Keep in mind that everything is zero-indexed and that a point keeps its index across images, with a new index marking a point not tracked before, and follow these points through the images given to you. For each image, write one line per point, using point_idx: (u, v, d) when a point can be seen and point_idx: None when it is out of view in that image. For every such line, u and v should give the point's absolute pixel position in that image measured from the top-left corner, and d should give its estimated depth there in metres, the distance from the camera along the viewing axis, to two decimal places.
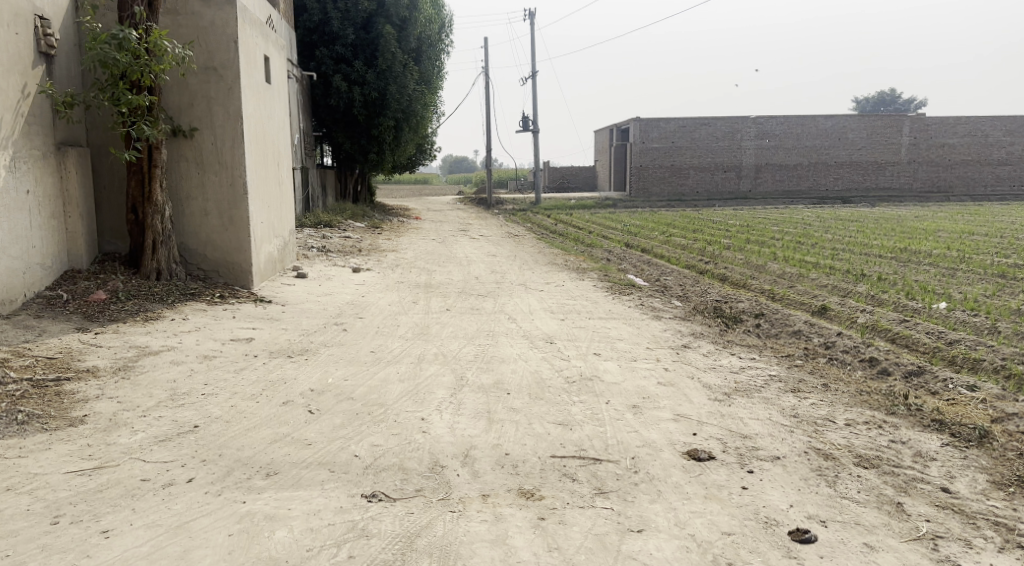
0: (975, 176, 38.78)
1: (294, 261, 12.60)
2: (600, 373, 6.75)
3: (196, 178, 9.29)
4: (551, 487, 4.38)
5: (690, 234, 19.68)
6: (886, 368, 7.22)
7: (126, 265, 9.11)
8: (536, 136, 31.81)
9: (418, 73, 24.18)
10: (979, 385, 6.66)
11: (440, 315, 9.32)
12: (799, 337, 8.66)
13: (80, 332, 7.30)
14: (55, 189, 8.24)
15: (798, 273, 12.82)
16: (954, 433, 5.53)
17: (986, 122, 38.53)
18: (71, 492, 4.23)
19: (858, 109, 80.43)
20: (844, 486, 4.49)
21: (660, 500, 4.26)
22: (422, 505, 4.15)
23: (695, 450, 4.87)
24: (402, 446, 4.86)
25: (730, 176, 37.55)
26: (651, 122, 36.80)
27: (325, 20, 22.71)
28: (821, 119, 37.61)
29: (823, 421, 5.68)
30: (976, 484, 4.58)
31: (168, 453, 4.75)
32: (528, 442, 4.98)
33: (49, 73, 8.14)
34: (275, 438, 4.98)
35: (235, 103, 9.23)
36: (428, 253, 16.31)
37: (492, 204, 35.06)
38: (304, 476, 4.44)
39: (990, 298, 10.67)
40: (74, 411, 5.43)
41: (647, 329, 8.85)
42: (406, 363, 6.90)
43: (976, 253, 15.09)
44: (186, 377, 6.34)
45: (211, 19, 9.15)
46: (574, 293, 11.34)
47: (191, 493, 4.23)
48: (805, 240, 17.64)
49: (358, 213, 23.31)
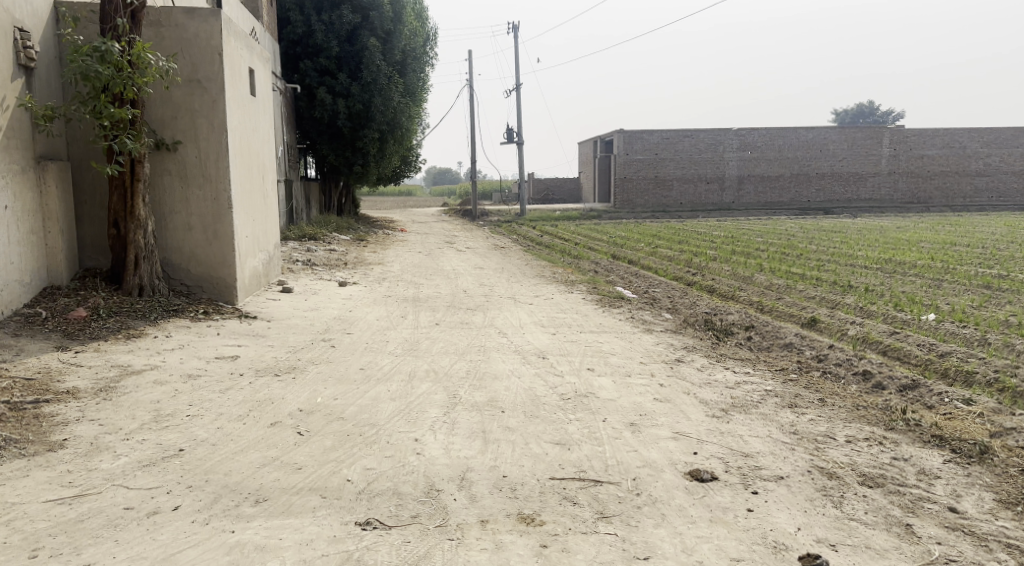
0: (954, 187, 39.19)
1: (280, 275, 12.39)
2: (595, 389, 6.63)
3: (179, 193, 9.10)
4: (552, 512, 4.25)
5: (675, 245, 19.64)
6: (881, 382, 7.14)
7: (108, 281, 8.89)
8: (520, 147, 31.80)
9: (402, 85, 23.98)
10: (975, 398, 6.59)
11: (429, 330, 9.16)
12: (791, 350, 8.60)
13: (60, 351, 7.10)
14: (34, 205, 8.04)
15: (785, 284, 12.80)
16: (954, 449, 5.44)
17: (964, 134, 38.97)
18: (50, 523, 4.04)
19: (837, 121, 81.44)
20: (850, 507, 4.39)
21: (664, 525, 4.14)
22: (419, 533, 4.01)
23: (697, 471, 4.76)
24: (396, 469, 4.71)
25: (713, 188, 37.70)
26: (634, 133, 36.90)
27: (309, 32, 22.62)
28: (803, 131, 37.90)
29: (824, 438, 5.59)
30: (983, 503, 4.50)
31: (153, 479, 4.57)
32: (526, 463, 4.85)
33: (28, 86, 7.96)
34: (264, 462, 4.82)
35: (220, 116, 9.10)
36: (415, 266, 16.16)
37: (476, 215, 34.95)
38: (295, 503, 4.28)
39: (979, 309, 10.67)
40: (54, 435, 5.24)
41: (640, 343, 8.74)
42: (398, 381, 6.75)
43: (960, 264, 15.16)
44: (170, 397, 6.15)
45: (194, 32, 9.02)
46: (564, 306, 11.22)
47: (177, 523, 4.06)
48: (790, 251, 17.66)
49: (343, 226, 23.11)
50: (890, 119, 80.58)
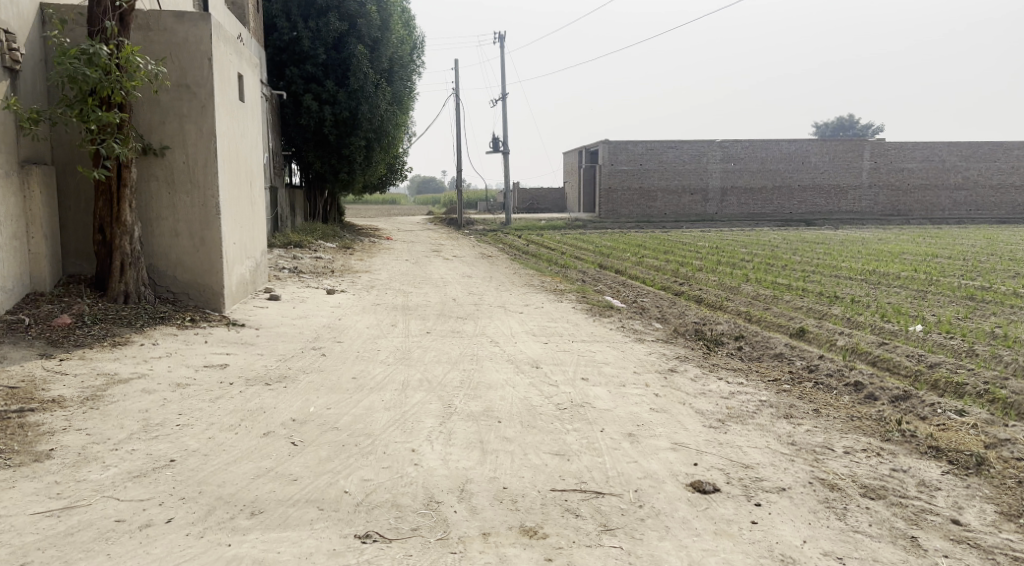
0: (933, 200, 39.66)
1: (267, 283, 12.23)
2: (590, 399, 6.57)
3: (166, 199, 8.98)
4: (554, 524, 4.18)
5: (662, 256, 19.63)
6: (873, 393, 7.14)
7: (93, 288, 8.74)
8: (506, 157, 31.81)
9: (389, 92, 23.92)
10: (968, 410, 6.59)
11: (420, 339, 9.07)
12: (782, 360, 8.59)
13: (44, 359, 6.96)
14: (17, 209, 7.89)
15: (773, 294, 12.85)
16: (951, 460, 5.43)
17: (942, 148, 39.47)
18: (39, 536, 3.93)
19: (818, 134, 82.37)
20: (854, 519, 4.37)
21: (669, 538, 4.10)
22: (420, 546, 3.93)
23: (699, 482, 4.72)
24: (394, 481, 4.62)
25: (697, 199, 37.90)
26: (619, 144, 37.02)
27: (296, 39, 22.51)
28: (785, 143, 38.20)
29: (823, 449, 5.56)
30: (985, 515, 4.49)
31: (144, 490, 4.46)
32: (526, 474, 4.78)
33: (13, 88, 7.83)
34: (258, 473, 4.71)
35: (209, 120, 8.99)
36: (402, 274, 16.07)
37: (462, 224, 34.90)
38: (292, 515, 4.18)
39: (964, 321, 10.72)
40: (40, 445, 5.12)
41: (632, 353, 8.70)
42: (391, 390, 6.66)
43: (943, 275, 15.29)
44: (159, 406, 6.03)
45: (183, 36, 8.92)
46: (554, 316, 11.16)
47: (170, 536, 3.95)
48: (775, 262, 17.77)
49: (329, 233, 22.98)
50: (870, 132, 81.70)
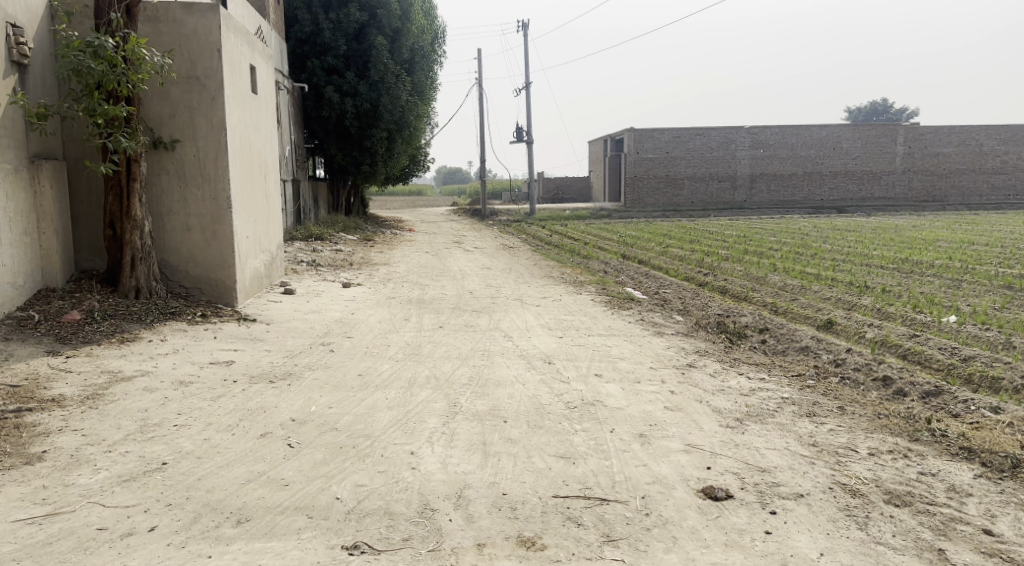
0: (970, 185, 38.57)
1: (283, 276, 12.09)
2: (602, 397, 6.31)
3: (178, 192, 8.86)
4: (553, 534, 3.95)
5: (686, 245, 19.19)
6: (902, 388, 6.78)
7: (104, 283, 8.67)
8: (530, 147, 31.53)
9: (410, 83, 23.74)
10: (1003, 406, 6.21)
11: (432, 333, 8.89)
12: (807, 354, 8.23)
13: (50, 356, 6.88)
14: (28, 205, 7.82)
15: (800, 284, 12.43)
16: (984, 462, 5.09)
17: (980, 131, 38.33)
18: (16, 546, 3.79)
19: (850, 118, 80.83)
20: (876, 529, 4.08)
21: (675, 550, 3.85)
22: (410, 558, 3.73)
23: (711, 488, 4.46)
24: (389, 486, 4.42)
25: (725, 187, 37.27)
26: (645, 132, 36.39)
27: (317, 31, 22.26)
28: (815, 128, 37.36)
29: (845, 450, 5.25)
30: (1020, 525, 4.17)
31: (131, 495, 4.31)
32: (528, 479, 4.55)
33: (21, 82, 7.74)
34: (249, 477, 4.54)
35: (219, 113, 8.84)
36: (421, 266, 15.89)
37: (487, 215, 34.66)
38: (279, 524, 4.00)
39: (1001, 311, 10.27)
40: (33, 446, 5.00)
41: (651, 347, 8.41)
42: (397, 388, 6.46)
43: (979, 263, 14.75)
44: (159, 405, 5.90)
45: (192, 27, 8.76)
46: (572, 308, 10.88)
47: (151, 546, 3.79)
48: (804, 250, 17.32)
49: (351, 225, 22.92)
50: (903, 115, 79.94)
